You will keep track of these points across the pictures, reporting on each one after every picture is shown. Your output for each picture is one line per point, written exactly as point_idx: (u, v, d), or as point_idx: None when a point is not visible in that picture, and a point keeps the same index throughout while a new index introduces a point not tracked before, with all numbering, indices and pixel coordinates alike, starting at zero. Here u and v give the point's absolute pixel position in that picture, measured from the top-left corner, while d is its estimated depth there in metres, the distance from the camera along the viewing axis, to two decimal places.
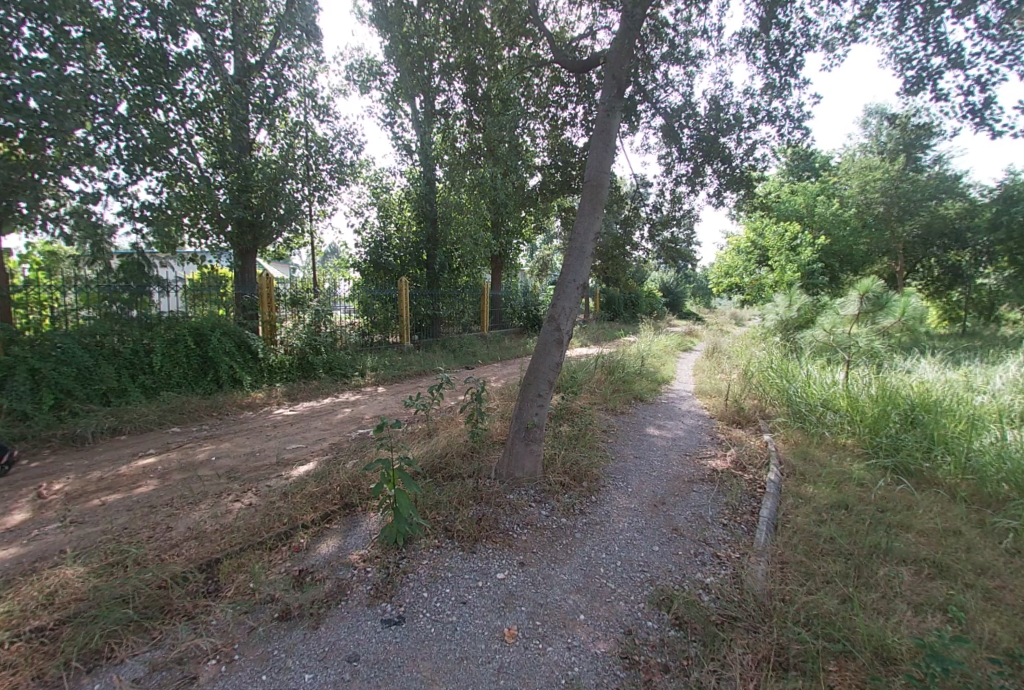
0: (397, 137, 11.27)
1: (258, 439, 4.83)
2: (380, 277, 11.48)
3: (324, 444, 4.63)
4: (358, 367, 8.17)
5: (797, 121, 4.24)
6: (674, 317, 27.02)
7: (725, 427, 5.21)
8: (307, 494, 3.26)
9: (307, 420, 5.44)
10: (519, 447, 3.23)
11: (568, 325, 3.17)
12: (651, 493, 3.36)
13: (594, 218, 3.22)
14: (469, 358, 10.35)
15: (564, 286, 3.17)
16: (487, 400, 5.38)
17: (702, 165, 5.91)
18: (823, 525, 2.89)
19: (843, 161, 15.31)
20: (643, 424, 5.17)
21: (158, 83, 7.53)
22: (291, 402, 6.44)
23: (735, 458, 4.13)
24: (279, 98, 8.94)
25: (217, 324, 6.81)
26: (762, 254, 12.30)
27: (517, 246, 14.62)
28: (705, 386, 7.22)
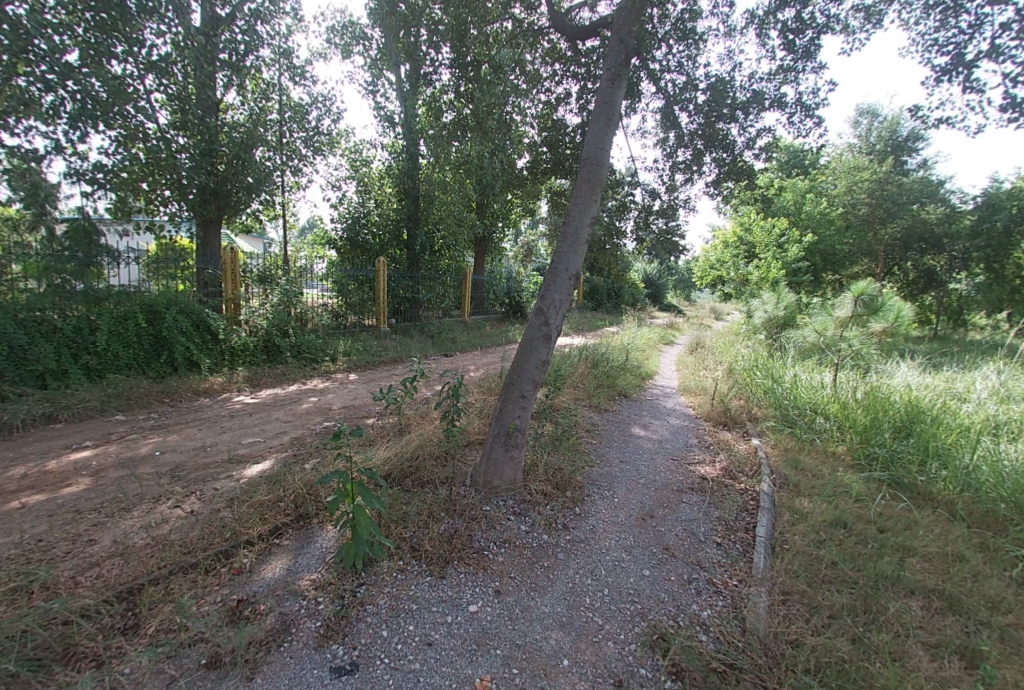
0: (380, 107, 10.63)
1: (211, 431, 4.40)
2: (357, 256, 10.92)
3: (283, 439, 4.23)
4: (330, 351, 7.70)
5: (810, 110, 3.97)
6: (655, 308, 27.09)
7: (712, 428, 5.02)
8: (256, 501, 2.88)
9: (268, 411, 5.01)
10: (498, 453, 2.91)
11: (558, 319, 2.83)
12: (639, 504, 3.09)
13: (591, 201, 2.89)
14: (449, 345, 9.97)
15: (555, 276, 2.83)
16: (465, 394, 5.05)
17: (702, 152, 5.62)
18: (824, 548, 2.67)
19: (832, 160, 15.27)
20: (628, 423, 4.93)
21: (114, 31, 6.72)
22: (253, 388, 5.98)
23: (724, 465, 3.92)
24: (251, 56, 8.19)
25: (174, 301, 6.26)
26: (748, 250, 12.19)
27: (501, 230, 14.19)
28: (690, 383, 7.05)
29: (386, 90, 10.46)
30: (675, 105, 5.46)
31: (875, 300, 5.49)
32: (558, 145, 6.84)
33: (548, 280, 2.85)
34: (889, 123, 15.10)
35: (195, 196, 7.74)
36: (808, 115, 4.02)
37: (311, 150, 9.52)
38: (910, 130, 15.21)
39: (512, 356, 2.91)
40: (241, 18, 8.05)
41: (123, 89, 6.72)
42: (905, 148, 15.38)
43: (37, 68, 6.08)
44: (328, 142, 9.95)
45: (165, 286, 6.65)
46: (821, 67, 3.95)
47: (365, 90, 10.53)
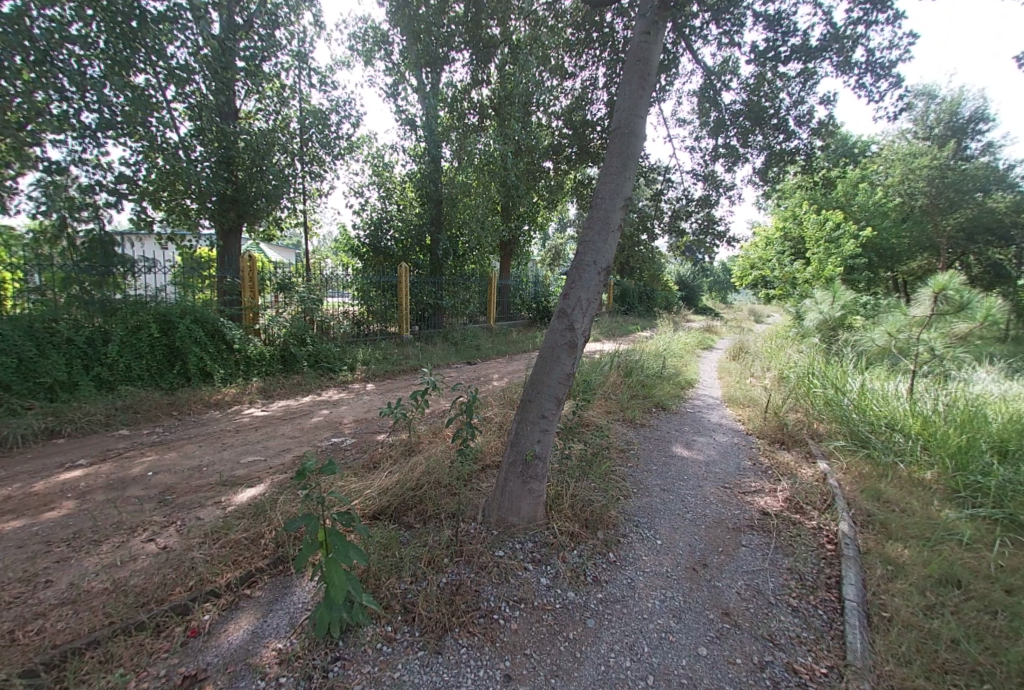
0: (401, 110, 10.42)
1: (211, 448, 4.10)
2: (379, 262, 10.68)
3: (284, 460, 3.85)
4: (348, 360, 7.39)
5: (885, 69, 3.33)
6: (691, 312, 25.96)
7: (766, 447, 4.35)
8: (234, 539, 2.48)
9: (275, 425, 4.68)
10: (514, 485, 2.41)
11: (585, 323, 2.32)
12: (687, 548, 2.53)
13: (623, 178, 2.37)
14: (472, 352, 9.56)
15: (581, 269, 2.32)
16: (485, 407, 4.57)
17: (750, 133, 4.99)
18: (938, 620, 2.04)
19: (884, 147, 14.09)
20: (669, 440, 4.32)
21: (135, 43, 6.70)
22: (265, 400, 5.69)
23: (788, 495, 3.28)
24: (269, 63, 8.08)
25: (188, 310, 6.07)
26: (794, 247, 11.24)
27: (527, 233, 13.74)
28: (735, 392, 6.35)
29: (408, 93, 10.22)
30: (715, 85, 4.85)
31: (961, 296, 4.69)
32: (583, 136, 6.32)
33: (573, 273, 2.34)
34: (950, 104, 13.78)
35: (214, 204, 7.62)
36: (884, 78, 3.36)
37: (331, 156, 9.35)
38: (973, 111, 13.85)
39: (530, 369, 2.41)
40: (259, 24, 7.92)
41: (143, 99, 6.74)
42: (967, 130, 14.01)
43: (58, 81, 6.10)
44: (348, 147, 9.78)
45: (183, 294, 6.48)
46: (902, 15, 3.27)
47: (386, 93, 10.32)
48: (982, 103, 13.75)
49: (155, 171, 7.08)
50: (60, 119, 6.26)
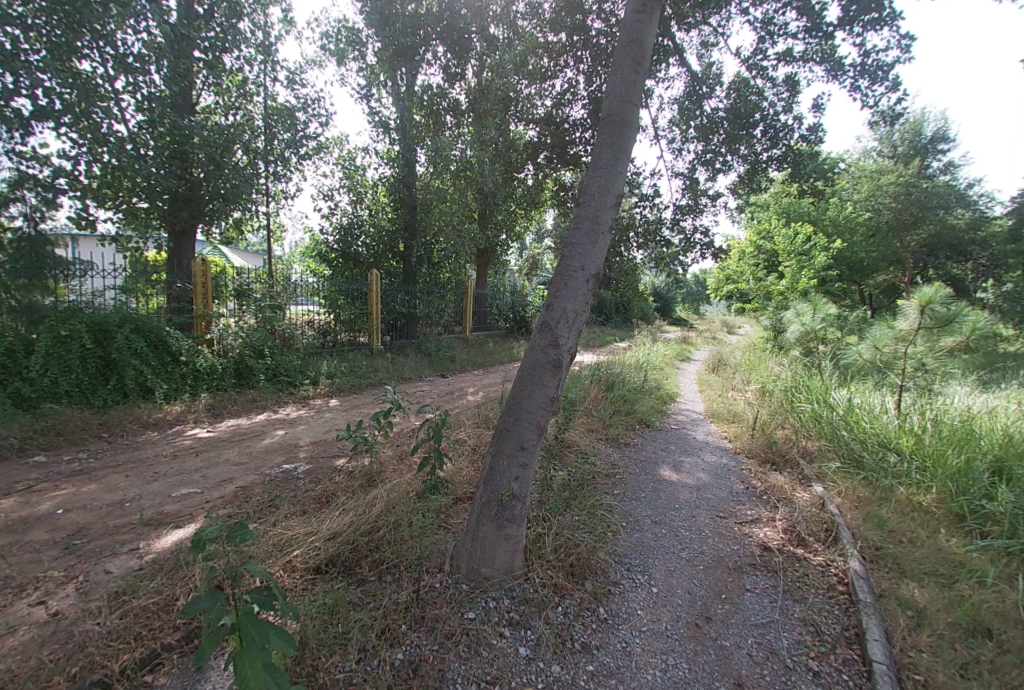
0: (374, 112, 10.02)
1: (141, 477, 3.57)
2: (348, 268, 10.16)
3: (224, 493, 3.35)
4: (311, 373, 6.86)
5: (885, 69, 3.18)
6: (667, 323, 26.16)
7: (757, 468, 4.10)
8: (142, 605, 2.01)
9: (221, 449, 4.16)
10: (488, 531, 2.04)
11: (572, 337, 1.98)
12: (686, 597, 2.20)
13: (614, 172, 2.07)
14: (447, 364, 9.14)
15: (568, 274, 1.99)
16: (457, 426, 4.18)
17: (733, 139, 4.81)
18: (979, 685, 1.76)
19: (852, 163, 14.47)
20: (656, 462, 4.02)
21: (82, 28, 6.03)
22: (213, 419, 5.14)
23: (788, 525, 3.01)
24: (233, 55, 7.57)
25: (129, 318, 5.45)
26: (769, 259, 11.30)
27: (505, 241, 13.46)
28: (718, 407, 6.15)
29: (381, 95, 9.83)
30: (698, 89, 4.64)
31: (947, 310, 4.58)
32: (565, 139, 6.05)
33: (558, 280, 2.01)
34: (913, 124, 14.26)
35: (166, 204, 7.01)
36: (883, 80, 3.22)
37: (298, 156, 8.83)
38: (934, 132, 14.38)
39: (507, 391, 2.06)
40: (220, 14, 7.42)
41: (89, 88, 6.14)
42: (929, 150, 14.52)
43: None
44: (317, 148, 9.29)
45: (123, 302, 5.83)
46: (900, 16, 3.14)
47: (358, 94, 9.90)
48: (943, 124, 14.28)
49: (105, 171, 6.44)
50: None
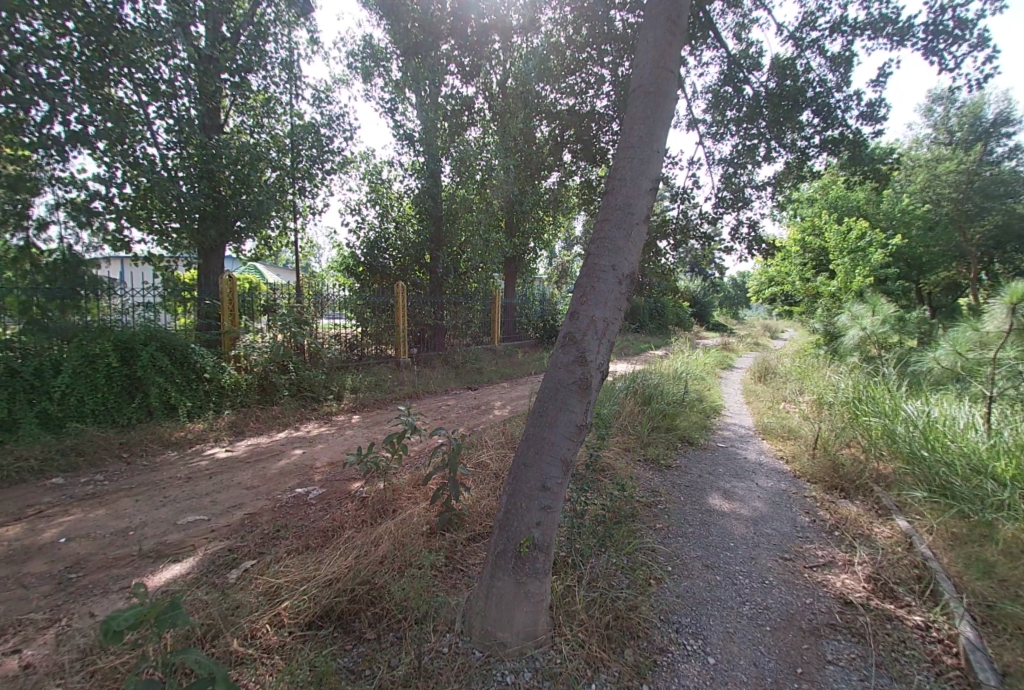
0: (399, 125, 9.99)
1: (150, 503, 3.42)
2: (375, 281, 10.09)
3: (230, 522, 3.14)
4: (335, 388, 6.71)
5: (965, 25, 2.69)
6: (706, 329, 25.05)
7: (824, 496, 3.55)
8: (111, 665, 1.77)
9: (235, 471, 3.99)
10: (504, 588, 1.68)
11: (601, 352, 1.62)
12: (752, 672, 1.77)
13: (650, 151, 1.70)
14: (474, 376, 8.87)
15: (595, 276, 1.64)
16: (479, 446, 3.85)
17: (777, 124, 4.34)
18: None
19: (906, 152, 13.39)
20: (703, 487, 3.55)
21: (116, 59, 6.21)
22: (233, 438, 5.01)
23: (871, 572, 2.50)
24: (259, 74, 7.67)
25: (155, 336, 5.42)
26: (817, 259, 10.46)
27: (533, 249, 13.17)
28: (769, 421, 5.57)
29: (405, 107, 9.80)
30: (736, 71, 4.21)
31: None
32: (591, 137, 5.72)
33: (584, 283, 1.66)
34: (973, 107, 13.09)
35: (197, 223, 7.10)
36: (964, 38, 2.72)
37: (324, 171, 8.86)
38: (998, 113, 13.10)
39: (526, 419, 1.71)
40: (246, 37, 7.54)
41: (121, 111, 6.27)
42: (993, 133, 13.27)
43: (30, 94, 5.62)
44: (343, 163, 9.32)
45: (149, 319, 5.83)
46: None
47: (382, 108, 9.89)
48: (1008, 105, 13.03)
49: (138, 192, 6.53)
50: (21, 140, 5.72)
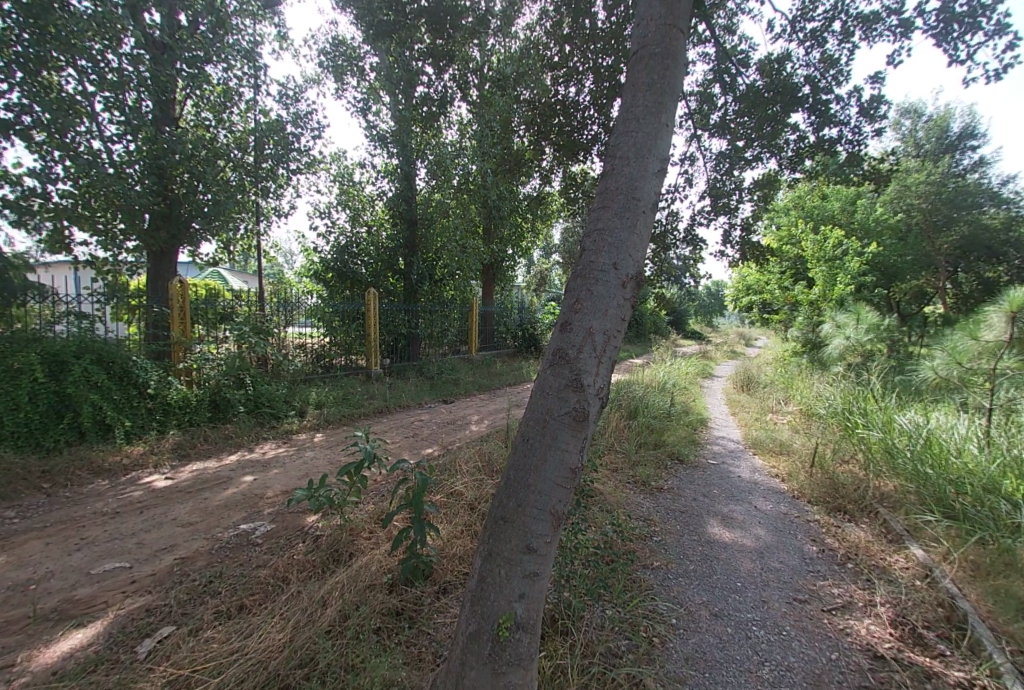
0: (372, 126, 9.54)
1: (60, 547, 2.87)
2: (345, 288, 9.55)
3: (156, 571, 2.64)
4: (297, 403, 6.20)
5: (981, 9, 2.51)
6: (682, 337, 25.18)
7: (828, 522, 3.29)
8: None
9: (171, 504, 3.46)
10: (479, 680, 1.30)
11: (600, 374, 1.27)
12: None
13: (657, 124, 1.38)
14: (451, 388, 8.44)
15: (592, 277, 1.29)
16: (453, 471, 3.46)
17: (769, 122, 4.12)
18: None
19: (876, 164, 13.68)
20: (701, 514, 3.24)
21: (51, 41, 5.46)
22: (177, 464, 4.45)
23: (896, 617, 2.23)
24: (220, 67, 7.10)
25: (90, 346, 4.78)
26: (795, 267, 10.46)
27: (512, 256, 12.86)
28: (758, 434, 5.34)
29: (379, 108, 9.34)
30: (725, 63, 3.98)
31: None
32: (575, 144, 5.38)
33: (578, 285, 1.31)
34: (938, 121, 13.50)
35: (147, 224, 6.46)
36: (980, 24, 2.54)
37: (290, 171, 8.33)
38: (960, 128, 13.57)
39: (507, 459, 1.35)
40: (206, 23, 6.87)
41: (63, 100, 5.65)
42: (956, 147, 13.71)
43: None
44: (312, 163, 8.80)
45: (85, 329, 5.17)
46: None
47: (354, 108, 9.42)
48: (970, 120, 13.50)
49: (80, 188, 5.88)
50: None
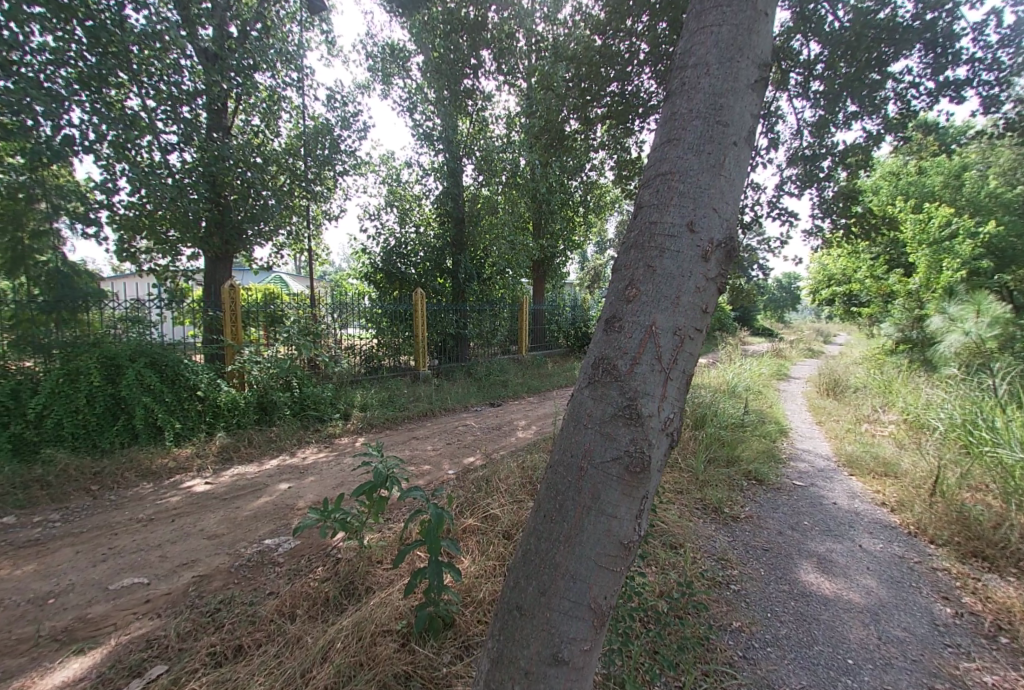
0: (419, 124, 9.36)
1: (88, 557, 2.81)
2: (395, 289, 9.50)
3: (171, 590, 2.48)
4: (342, 405, 6.12)
5: None
6: (752, 335, 23.27)
7: (962, 573, 2.55)
8: None
9: (203, 513, 3.36)
10: None
11: (666, 400, 0.82)
12: None
13: (752, 12, 0.90)
14: (499, 390, 8.10)
15: (654, 246, 0.83)
16: (491, 490, 3.07)
17: (872, 68, 3.40)
18: None
19: None
20: (789, 556, 2.62)
21: (116, 62, 5.77)
22: (219, 468, 4.42)
23: None
24: (269, 75, 7.18)
25: (144, 351, 4.89)
26: (889, 252, 9.12)
27: (563, 252, 12.31)
28: (854, 448, 4.50)
29: (426, 105, 8.85)
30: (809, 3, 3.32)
31: None
32: (632, 106, 4.81)
33: (632, 259, 0.86)
34: None
35: (205, 229, 6.66)
36: None
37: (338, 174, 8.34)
38: None
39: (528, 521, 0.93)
40: (254, 33, 6.97)
41: (126, 116, 5.89)
42: None
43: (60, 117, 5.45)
44: (360, 165, 8.80)
45: (142, 334, 5.31)
46: None
47: (402, 107, 9.30)
48: None
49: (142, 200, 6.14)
50: (50, 152, 5.19)
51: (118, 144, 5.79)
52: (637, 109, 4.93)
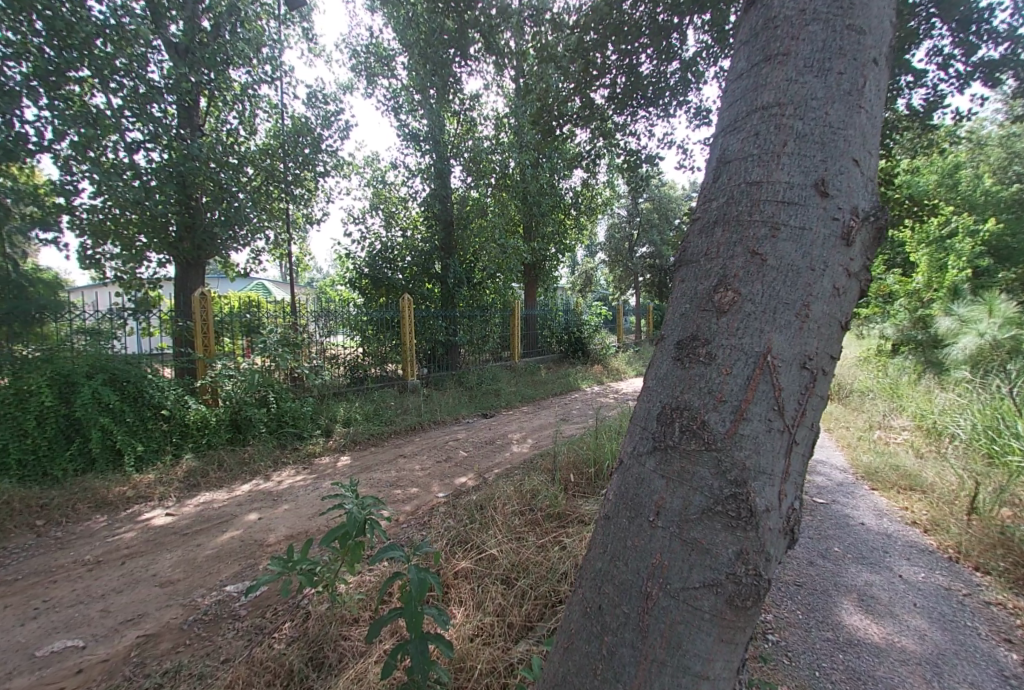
0: (405, 124, 9.03)
1: (14, 614, 2.39)
2: (381, 295, 9.10)
3: (110, 655, 2.08)
4: (324, 421, 5.72)
5: None
6: None
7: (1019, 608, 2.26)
8: None
9: (158, 553, 2.95)
10: None
11: (777, 510, 0.80)
12: None
13: None
14: (492, 400, 7.74)
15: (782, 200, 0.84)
16: (485, 521, 2.72)
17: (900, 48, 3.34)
18: None
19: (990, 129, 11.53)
20: (827, 595, 2.30)
21: (76, 56, 5.36)
22: (185, 496, 4.00)
23: None
24: (247, 73, 6.82)
25: (104, 366, 4.44)
26: (886, 251, 8.97)
27: (555, 255, 12.00)
28: (872, 458, 4.24)
29: (412, 104, 8.64)
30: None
31: None
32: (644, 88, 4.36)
33: (726, 246, 0.86)
34: None
35: (175, 234, 6.24)
36: None
37: (320, 175, 7.96)
38: None
39: (575, 615, 0.97)
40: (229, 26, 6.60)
41: (88, 114, 5.48)
42: None
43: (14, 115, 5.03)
44: (344, 166, 8.43)
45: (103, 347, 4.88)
46: None
47: (387, 107, 8.96)
48: None
49: (106, 203, 5.73)
50: None
51: (79, 145, 5.38)
52: (645, 93, 4.51)
